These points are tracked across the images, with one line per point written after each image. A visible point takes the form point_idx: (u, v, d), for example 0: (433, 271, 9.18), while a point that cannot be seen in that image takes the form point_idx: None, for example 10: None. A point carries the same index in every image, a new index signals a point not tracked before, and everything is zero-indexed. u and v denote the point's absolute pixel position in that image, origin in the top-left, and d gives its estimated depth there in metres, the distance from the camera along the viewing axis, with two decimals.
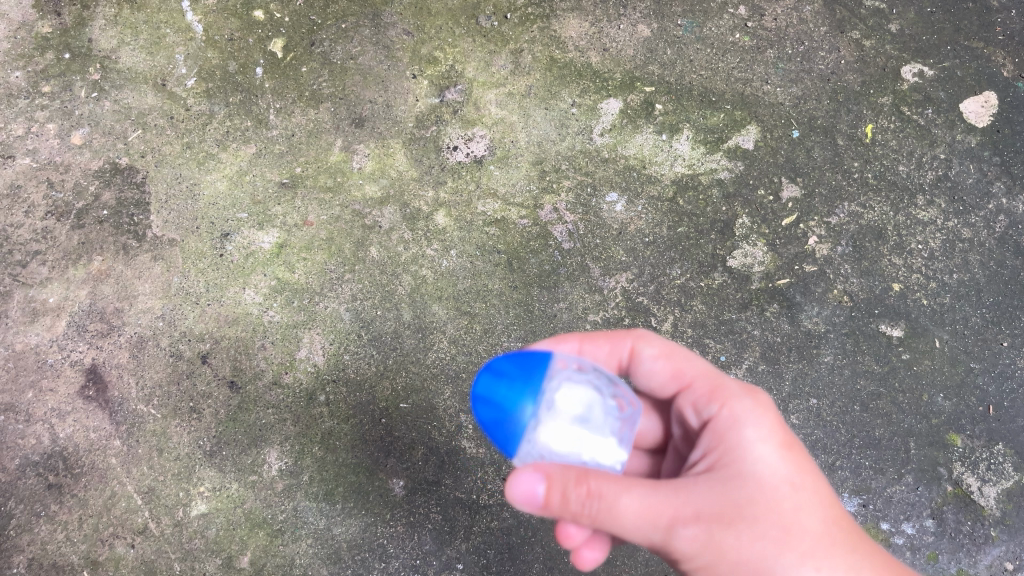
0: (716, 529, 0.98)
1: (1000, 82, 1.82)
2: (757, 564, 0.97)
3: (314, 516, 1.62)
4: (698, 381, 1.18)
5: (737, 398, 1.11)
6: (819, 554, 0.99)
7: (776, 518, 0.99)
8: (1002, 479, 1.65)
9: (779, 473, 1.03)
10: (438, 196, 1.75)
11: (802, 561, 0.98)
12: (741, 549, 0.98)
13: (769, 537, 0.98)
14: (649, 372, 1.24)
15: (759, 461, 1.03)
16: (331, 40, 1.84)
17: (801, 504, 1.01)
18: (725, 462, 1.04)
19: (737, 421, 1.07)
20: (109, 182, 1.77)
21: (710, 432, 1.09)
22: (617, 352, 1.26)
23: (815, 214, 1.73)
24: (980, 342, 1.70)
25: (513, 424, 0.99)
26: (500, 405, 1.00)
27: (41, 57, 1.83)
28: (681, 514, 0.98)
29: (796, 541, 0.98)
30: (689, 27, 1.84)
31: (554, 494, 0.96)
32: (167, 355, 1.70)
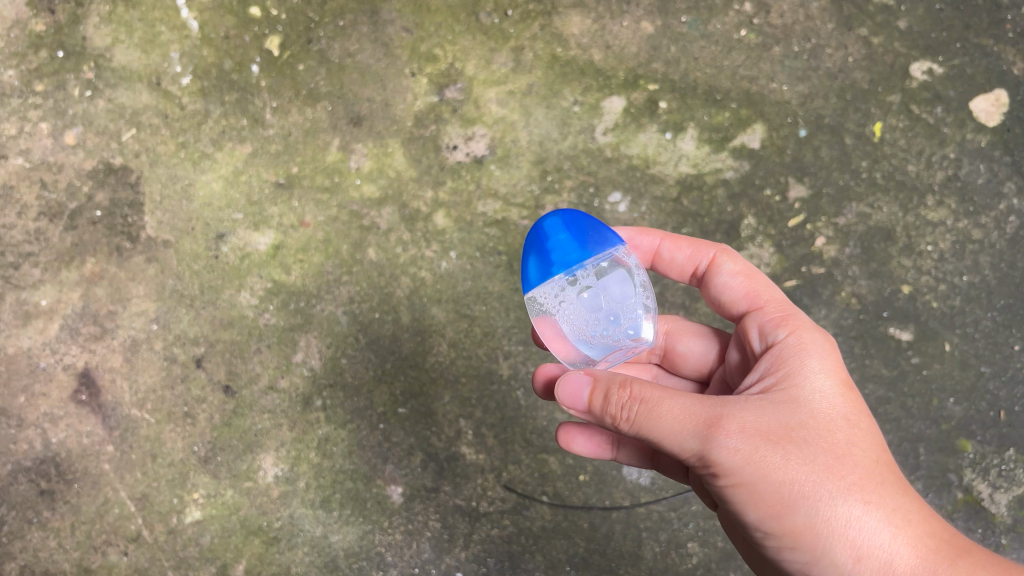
0: (763, 448, 1.00)
1: (1010, 80, 1.75)
2: (800, 487, 1.00)
3: (310, 524, 1.62)
4: (768, 302, 1.20)
5: (806, 329, 1.12)
6: (862, 486, 1.02)
7: (824, 444, 1.02)
8: (1014, 486, 1.62)
9: (834, 404, 1.05)
10: (436, 197, 1.71)
11: (845, 491, 1.00)
12: (785, 471, 1.00)
13: (815, 463, 1.01)
14: (725, 286, 1.26)
15: (817, 390, 1.06)
16: (328, 38, 1.78)
17: (850, 437, 1.04)
18: (782, 385, 1.06)
19: (802, 349, 1.09)
20: (103, 183, 1.74)
21: (771, 355, 1.11)
22: (696, 258, 1.31)
23: (822, 214, 1.70)
24: (991, 346, 1.66)
25: (548, 274, 1.06)
26: (546, 250, 1.08)
27: (33, 55, 1.78)
28: (730, 427, 1.00)
29: (843, 471, 1.01)
30: (693, 24, 1.78)
31: (596, 394, 1.04)
32: (161, 359, 1.67)
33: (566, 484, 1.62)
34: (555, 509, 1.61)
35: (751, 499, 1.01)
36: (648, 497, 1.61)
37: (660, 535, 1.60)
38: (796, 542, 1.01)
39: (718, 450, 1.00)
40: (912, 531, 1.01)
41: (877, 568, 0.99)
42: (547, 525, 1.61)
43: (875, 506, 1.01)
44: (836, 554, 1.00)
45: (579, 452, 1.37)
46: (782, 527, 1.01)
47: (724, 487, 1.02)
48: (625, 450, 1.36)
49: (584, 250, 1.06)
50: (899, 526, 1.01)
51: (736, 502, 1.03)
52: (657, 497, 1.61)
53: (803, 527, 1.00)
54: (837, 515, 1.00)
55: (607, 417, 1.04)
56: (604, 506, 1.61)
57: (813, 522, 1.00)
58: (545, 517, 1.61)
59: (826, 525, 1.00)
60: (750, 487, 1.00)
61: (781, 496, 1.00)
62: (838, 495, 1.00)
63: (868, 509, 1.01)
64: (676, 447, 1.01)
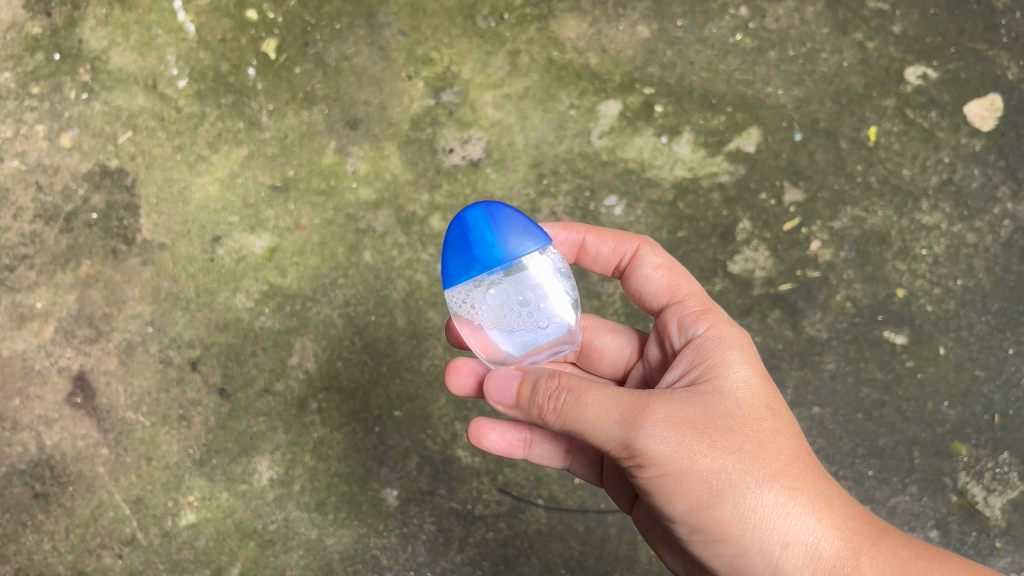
0: (688, 436, 1.00)
1: (1005, 84, 1.76)
2: (727, 475, 0.99)
3: (305, 527, 1.61)
4: (687, 297, 1.23)
5: (724, 323, 1.16)
6: (786, 473, 1.02)
7: (749, 433, 1.03)
8: (1007, 489, 1.62)
9: (756, 395, 1.08)
10: (432, 200, 1.71)
11: (770, 479, 1.01)
12: (711, 459, 1.00)
13: (741, 451, 1.01)
14: (647, 278, 1.29)
15: (738, 381, 1.08)
16: (325, 41, 1.79)
17: (772, 425, 1.06)
18: (705, 377, 1.08)
19: (722, 342, 1.12)
20: (98, 186, 1.73)
21: (692, 348, 1.14)
22: (620, 250, 1.32)
23: (818, 217, 1.70)
24: (985, 350, 1.67)
25: (469, 270, 1.06)
26: (467, 244, 1.06)
27: (30, 57, 1.78)
28: (654, 413, 1.00)
29: (768, 459, 1.02)
30: (689, 28, 1.78)
31: (525, 387, 1.05)
32: (156, 361, 1.67)
33: (562, 487, 1.61)
34: (551, 512, 1.61)
35: (677, 490, 1.00)
36: None
37: None
38: (724, 532, 1.00)
39: (644, 437, 0.99)
40: (836, 516, 1.02)
41: (804, 553, 0.99)
42: (543, 528, 1.61)
43: (799, 493, 1.02)
44: (764, 540, 0.99)
45: (492, 450, 1.35)
46: (709, 518, 1.00)
47: (650, 479, 1.01)
48: (539, 448, 1.36)
49: (502, 245, 1.05)
50: (823, 511, 1.02)
51: (661, 494, 1.02)
52: None
53: (730, 518, 0.99)
54: (763, 502, 1.00)
55: (534, 408, 1.04)
56: (600, 510, 1.60)
57: (740, 511, 0.99)
58: (540, 520, 1.61)
59: (753, 514, 0.99)
60: (677, 476, 0.99)
61: (708, 484, 0.99)
62: (764, 482, 1.00)
63: (793, 496, 1.01)
64: (603, 436, 1.00)
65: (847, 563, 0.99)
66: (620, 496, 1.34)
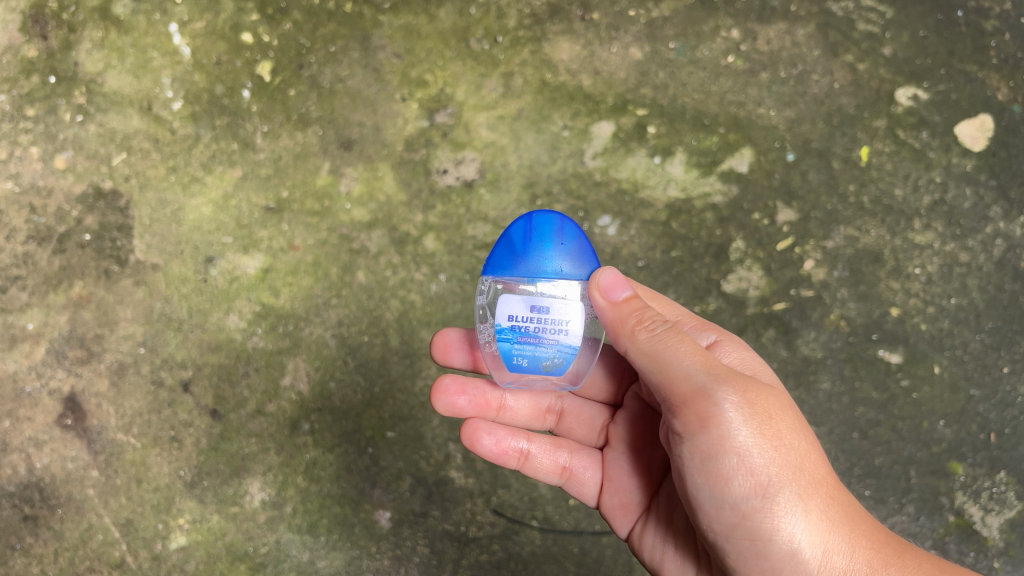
0: (761, 413, 1.05)
1: (995, 105, 1.77)
2: (782, 462, 1.04)
3: (297, 549, 1.61)
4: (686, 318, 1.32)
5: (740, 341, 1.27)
6: (829, 478, 1.09)
7: (800, 431, 1.09)
8: (1004, 508, 1.62)
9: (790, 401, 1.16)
10: (426, 220, 1.71)
11: (816, 478, 1.07)
12: (773, 444, 1.04)
13: (794, 443, 1.07)
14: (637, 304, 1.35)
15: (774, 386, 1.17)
16: (319, 63, 1.79)
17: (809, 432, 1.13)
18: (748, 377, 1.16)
19: (748, 353, 1.22)
20: (92, 207, 1.73)
21: (715, 353, 1.22)
22: None
23: (811, 236, 1.70)
24: (980, 368, 1.66)
25: (518, 264, 1.09)
26: (525, 243, 1.10)
27: (25, 80, 1.79)
28: (736, 383, 1.05)
29: (816, 456, 1.08)
30: (681, 50, 1.79)
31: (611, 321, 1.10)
32: (147, 383, 1.66)
33: (556, 509, 1.59)
34: (545, 534, 1.59)
35: (742, 464, 1.03)
36: None
37: None
38: (775, 518, 1.03)
39: (729, 397, 1.03)
40: (867, 526, 1.10)
41: (842, 557, 1.04)
42: (537, 550, 1.59)
43: (838, 498, 1.08)
44: (808, 531, 1.04)
45: (484, 452, 1.35)
46: (763, 500, 1.03)
47: (712, 449, 1.03)
48: (536, 460, 1.37)
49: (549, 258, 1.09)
50: (858, 520, 1.09)
51: (719, 469, 1.03)
52: None
53: (784, 505, 1.03)
54: (810, 496, 1.05)
55: (630, 318, 1.09)
56: (594, 531, 1.58)
57: (793, 500, 1.04)
58: (535, 542, 1.59)
59: (803, 503, 1.04)
60: (743, 451, 1.02)
61: (771, 469, 1.03)
62: (812, 478, 1.06)
63: (834, 498, 1.08)
64: (686, 388, 1.03)
65: (879, 571, 1.06)
66: (619, 516, 1.33)
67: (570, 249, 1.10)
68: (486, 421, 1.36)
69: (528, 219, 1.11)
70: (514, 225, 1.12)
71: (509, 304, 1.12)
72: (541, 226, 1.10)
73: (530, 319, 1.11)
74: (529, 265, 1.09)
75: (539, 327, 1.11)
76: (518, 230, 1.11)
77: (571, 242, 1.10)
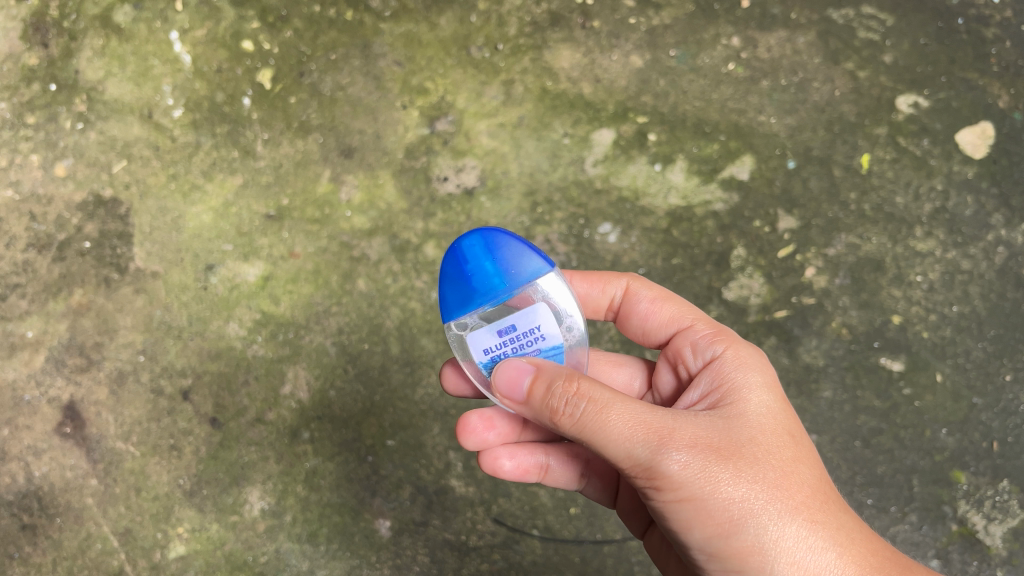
0: (713, 460, 0.99)
1: (996, 113, 1.77)
2: (749, 504, 0.98)
3: (297, 558, 1.59)
4: (696, 327, 1.24)
5: (739, 345, 1.18)
6: (809, 505, 1.01)
7: (773, 461, 1.02)
8: (1008, 517, 1.60)
9: (776, 418, 1.08)
10: (427, 228, 1.71)
11: (793, 510, 1.00)
12: (736, 487, 0.98)
13: (765, 480, 1.00)
14: (647, 312, 1.30)
15: (759, 405, 1.09)
16: (320, 71, 1.79)
17: (795, 452, 1.06)
18: (727, 399, 1.09)
19: (741, 364, 1.14)
20: (92, 215, 1.73)
21: (711, 369, 1.15)
22: (608, 292, 1.33)
23: (813, 244, 1.70)
24: (982, 377, 1.66)
25: (470, 302, 1.07)
26: (466, 275, 1.08)
27: (26, 88, 1.79)
28: (677, 437, 0.99)
29: (792, 487, 1.02)
30: (681, 58, 1.79)
31: (538, 384, 1.00)
32: (147, 391, 1.65)
33: (557, 518, 1.58)
34: (545, 543, 1.58)
35: (702, 517, 0.99)
36: None
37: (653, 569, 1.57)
38: (744, 562, 0.98)
39: (667, 457, 0.97)
40: (857, 552, 1.01)
41: None
42: (538, 559, 1.58)
43: (820, 527, 1.01)
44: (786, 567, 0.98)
45: (507, 477, 1.34)
46: (729, 545, 0.99)
47: (670, 503, 0.99)
48: (555, 472, 1.36)
49: (501, 275, 1.06)
50: (845, 548, 1.01)
51: (681, 520, 1.01)
52: None
53: (752, 548, 0.98)
54: (784, 534, 0.98)
55: (546, 409, 1.00)
56: (595, 540, 1.58)
57: (761, 543, 0.98)
58: (535, 552, 1.58)
59: (775, 541, 0.98)
60: (700, 502, 0.98)
61: (733, 513, 0.98)
62: (786, 514, 0.99)
63: (813, 530, 1.00)
64: (621, 458, 0.99)
65: None
66: (633, 521, 1.35)
67: (510, 257, 1.07)
68: (506, 444, 1.34)
69: (455, 254, 1.08)
70: (446, 263, 1.10)
71: (480, 339, 1.10)
72: (472, 253, 1.07)
73: (504, 344, 1.09)
74: (484, 295, 1.07)
75: (516, 347, 1.09)
76: (452, 266, 1.09)
77: (506, 249, 1.07)
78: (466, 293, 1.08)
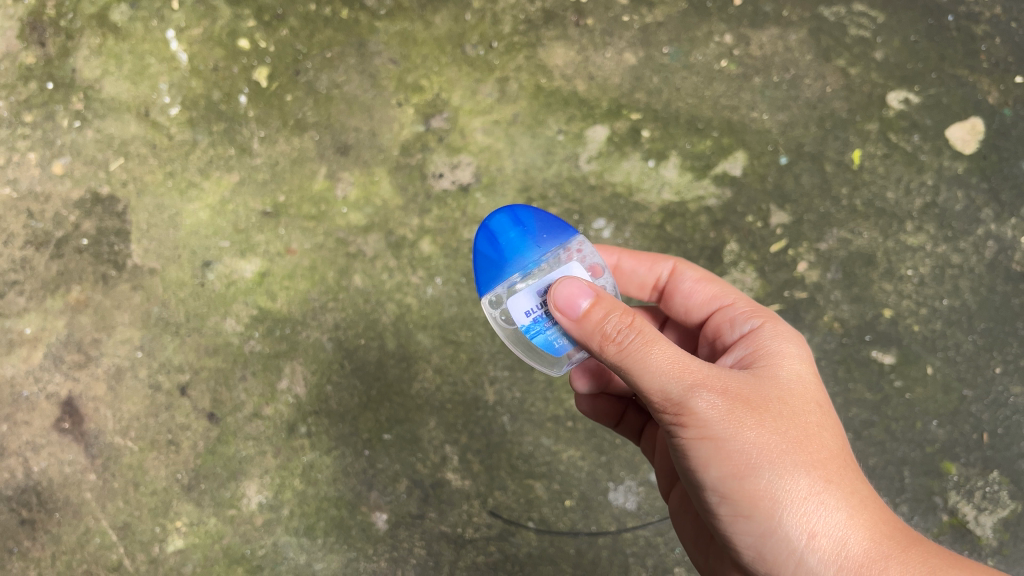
0: (739, 406, 1.00)
1: (986, 109, 1.78)
2: (766, 452, 0.99)
3: (294, 551, 1.60)
4: (736, 304, 1.27)
5: (777, 321, 1.20)
6: (826, 465, 1.02)
7: (797, 420, 1.03)
8: (998, 508, 1.62)
9: (808, 386, 1.09)
10: (422, 224, 1.72)
11: (809, 465, 1.00)
12: (757, 434, 0.99)
13: (786, 434, 1.01)
14: (689, 291, 1.34)
15: (792, 371, 1.10)
16: (316, 69, 1.80)
17: (821, 419, 1.06)
18: (761, 362, 1.11)
19: (778, 336, 1.16)
20: (89, 213, 1.74)
21: (749, 338, 1.18)
22: (655, 269, 1.40)
23: (804, 239, 1.72)
24: (972, 369, 1.67)
25: (506, 271, 1.07)
26: (499, 247, 1.08)
27: (23, 87, 1.80)
28: (708, 379, 1.01)
29: (811, 445, 1.02)
30: (674, 55, 1.81)
31: (597, 308, 1.00)
32: (145, 387, 1.66)
33: (552, 510, 1.60)
34: (541, 535, 1.60)
35: (716, 458, 1.00)
36: (635, 522, 1.60)
37: (647, 560, 1.59)
38: (753, 505, 0.99)
39: (695, 396, 0.99)
40: (868, 518, 1.01)
41: (831, 545, 0.98)
42: (533, 551, 1.59)
43: (834, 487, 1.01)
44: (794, 519, 0.98)
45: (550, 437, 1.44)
46: (742, 489, 0.99)
47: (691, 441, 1.01)
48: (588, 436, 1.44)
49: (533, 241, 1.07)
50: (857, 510, 1.01)
51: (698, 460, 1.01)
52: (643, 522, 1.59)
53: (763, 493, 0.98)
54: (797, 486, 0.99)
55: (597, 335, 1.01)
56: (590, 532, 1.59)
57: (774, 489, 0.98)
58: (531, 544, 1.59)
59: (787, 490, 0.98)
60: (720, 442, 0.99)
61: (750, 457, 0.98)
62: (801, 467, 1.00)
63: (827, 488, 1.00)
64: (651, 392, 1.00)
65: (875, 562, 0.97)
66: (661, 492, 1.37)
67: (542, 226, 1.09)
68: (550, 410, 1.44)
69: (485, 230, 1.09)
70: (478, 242, 1.11)
71: (519, 302, 1.07)
72: (502, 226, 1.09)
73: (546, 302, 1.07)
74: (519, 262, 1.07)
75: None
76: (484, 243, 1.10)
77: (536, 220, 1.10)
78: (496, 264, 1.08)
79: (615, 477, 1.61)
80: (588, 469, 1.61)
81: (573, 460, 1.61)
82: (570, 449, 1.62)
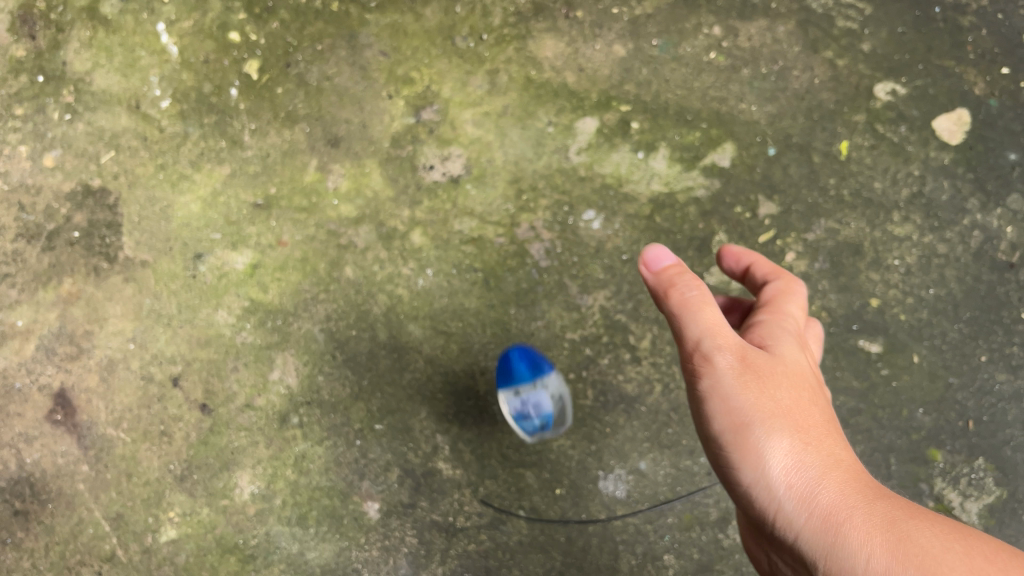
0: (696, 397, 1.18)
1: (972, 99, 1.80)
2: (727, 434, 1.14)
3: (287, 541, 1.61)
4: (676, 288, 1.22)
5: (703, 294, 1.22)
6: (783, 426, 1.12)
7: (740, 396, 1.13)
8: (984, 494, 1.64)
9: (751, 359, 1.16)
10: (413, 216, 1.73)
11: (766, 431, 1.12)
12: (717, 420, 1.15)
13: (733, 411, 1.13)
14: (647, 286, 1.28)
15: (731, 345, 1.16)
16: (307, 62, 1.81)
17: (774, 390, 1.14)
18: (701, 342, 1.16)
19: (704, 307, 1.19)
20: (81, 205, 1.74)
21: (671, 320, 1.21)
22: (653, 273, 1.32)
23: (792, 229, 1.73)
24: (958, 357, 1.69)
25: None
26: None
27: (14, 80, 1.80)
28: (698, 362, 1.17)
29: (766, 419, 1.12)
30: (664, 47, 1.82)
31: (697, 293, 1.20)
32: (137, 378, 1.67)
33: (543, 498, 1.62)
34: (532, 523, 1.61)
35: (718, 404, 1.14)
36: (625, 509, 1.61)
37: (636, 548, 1.60)
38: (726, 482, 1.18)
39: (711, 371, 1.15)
40: (831, 473, 1.09)
41: (797, 503, 1.08)
42: (524, 539, 1.61)
43: (801, 451, 1.11)
44: (761, 483, 1.12)
45: None
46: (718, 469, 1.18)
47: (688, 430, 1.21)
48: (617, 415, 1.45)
49: None
50: (822, 469, 1.09)
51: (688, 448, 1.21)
52: (632, 509, 1.61)
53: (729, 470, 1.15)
54: (760, 458, 1.11)
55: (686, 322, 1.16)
56: (580, 520, 1.61)
57: (737, 465, 1.14)
58: (522, 532, 1.61)
59: (748, 464, 1.12)
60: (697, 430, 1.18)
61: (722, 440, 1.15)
62: (762, 441, 1.11)
63: (790, 454, 1.11)
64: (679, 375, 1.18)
65: (837, 515, 1.05)
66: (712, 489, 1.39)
67: None
68: None
69: None
70: None
71: None
72: None
73: None
74: None
75: None
76: None
77: None
78: None
79: (605, 466, 1.63)
80: (578, 457, 1.63)
81: (564, 449, 1.63)
82: (561, 438, 1.63)
